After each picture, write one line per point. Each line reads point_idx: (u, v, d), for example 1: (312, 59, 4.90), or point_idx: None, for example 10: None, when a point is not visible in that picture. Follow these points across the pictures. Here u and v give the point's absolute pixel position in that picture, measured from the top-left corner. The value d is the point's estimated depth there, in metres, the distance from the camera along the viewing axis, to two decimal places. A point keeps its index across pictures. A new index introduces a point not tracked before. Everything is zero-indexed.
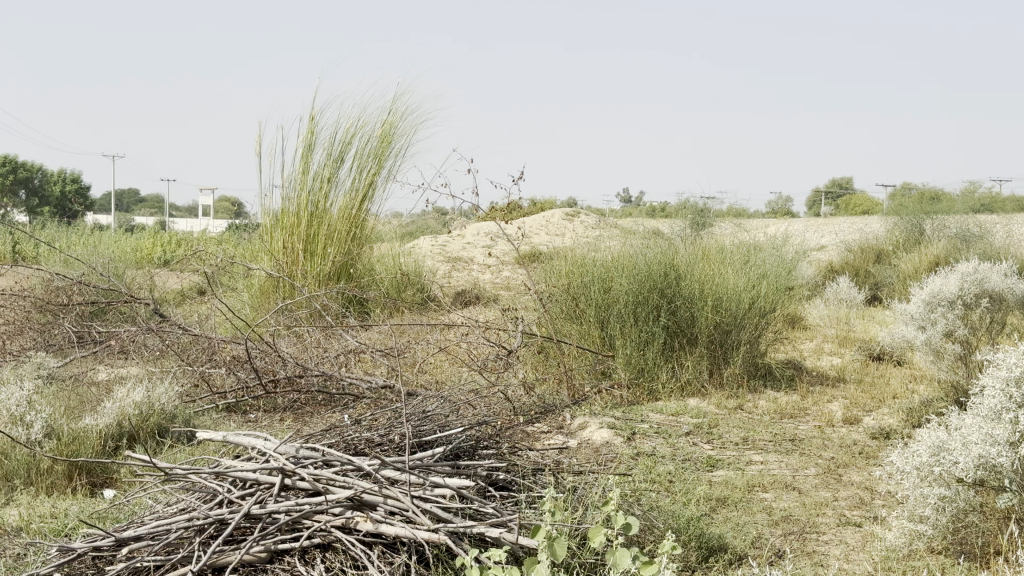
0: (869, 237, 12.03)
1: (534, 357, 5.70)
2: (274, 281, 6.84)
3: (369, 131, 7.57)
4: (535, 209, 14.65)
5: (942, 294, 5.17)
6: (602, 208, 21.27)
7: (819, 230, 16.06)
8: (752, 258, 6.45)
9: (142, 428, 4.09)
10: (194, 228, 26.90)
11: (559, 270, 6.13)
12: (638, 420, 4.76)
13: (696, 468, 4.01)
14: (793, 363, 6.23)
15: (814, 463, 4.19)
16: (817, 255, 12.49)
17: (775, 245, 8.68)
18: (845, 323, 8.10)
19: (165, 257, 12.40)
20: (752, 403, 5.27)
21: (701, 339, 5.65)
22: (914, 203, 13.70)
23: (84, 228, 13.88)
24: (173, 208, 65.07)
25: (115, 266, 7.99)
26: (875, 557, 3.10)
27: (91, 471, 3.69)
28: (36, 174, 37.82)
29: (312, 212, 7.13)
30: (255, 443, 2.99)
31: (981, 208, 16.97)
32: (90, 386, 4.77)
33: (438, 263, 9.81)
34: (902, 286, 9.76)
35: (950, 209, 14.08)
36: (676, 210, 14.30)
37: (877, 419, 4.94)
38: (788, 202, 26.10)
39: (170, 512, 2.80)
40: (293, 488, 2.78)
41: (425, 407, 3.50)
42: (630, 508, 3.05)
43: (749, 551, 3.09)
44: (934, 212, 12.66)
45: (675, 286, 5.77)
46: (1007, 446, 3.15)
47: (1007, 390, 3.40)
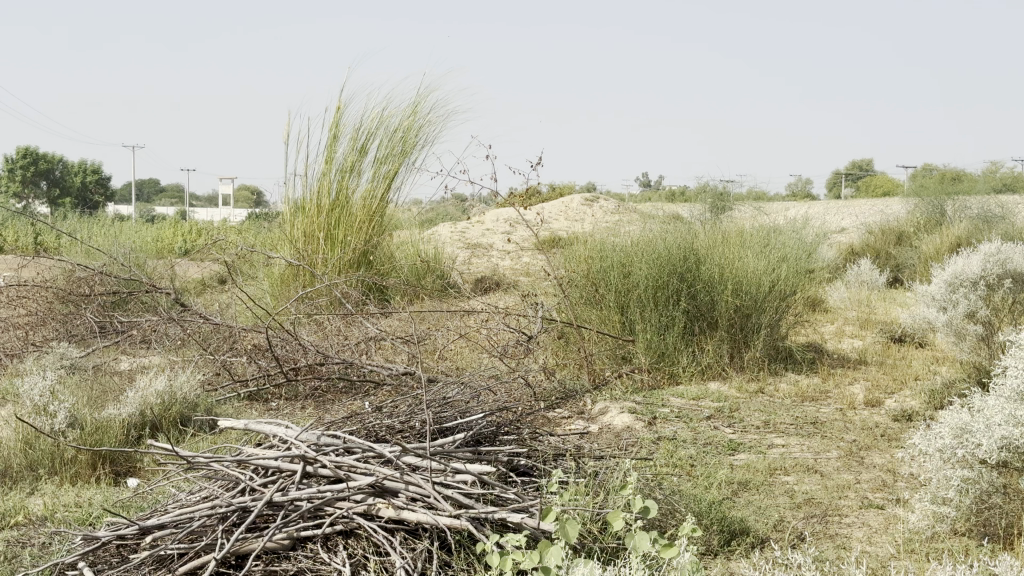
0: (894, 218, 11.92)
1: (554, 343, 5.69)
2: (294, 269, 6.91)
3: (394, 123, 7.60)
4: (554, 194, 14.64)
5: (964, 276, 5.24)
6: (623, 193, 21.23)
7: (841, 211, 15.96)
8: (773, 239, 6.39)
9: (164, 416, 4.16)
10: (215, 216, 27.16)
11: (579, 256, 6.11)
12: (659, 405, 4.75)
13: (717, 452, 4.00)
14: (814, 346, 6.19)
15: (836, 445, 4.16)
16: (839, 237, 12.41)
17: (795, 228, 8.64)
18: (866, 305, 8.04)
19: (186, 246, 12.52)
20: (774, 386, 5.24)
21: (722, 323, 5.62)
22: (937, 184, 13.59)
23: (108, 218, 14.00)
24: (211, 199, 65.84)
25: (140, 256, 8.07)
26: (898, 540, 3.08)
27: (114, 460, 3.75)
28: (54, 166, 38.56)
29: (332, 201, 7.16)
30: (277, 431, 3.03)
31: (1008, 187, 16.79)
32: (113, 375, 4.83)
33: (458, 249, 9.83)
34: (924, 267, 9.68)
35: (975, 189, 13.94)
36: (696, 193, 14.25)
37: (899, 402, 4.90)
38: (810, 185, 26.01)
39: (193, 500, 2.85)
40: (314, 476, 2.81)
41: (446, 393, 3.53)
42: (650, 492, 3.06)
43: (771, 534, 3.07)
44: (956, 192, 12.55)
45: (695, 270, 5.70)
46: None
47: None
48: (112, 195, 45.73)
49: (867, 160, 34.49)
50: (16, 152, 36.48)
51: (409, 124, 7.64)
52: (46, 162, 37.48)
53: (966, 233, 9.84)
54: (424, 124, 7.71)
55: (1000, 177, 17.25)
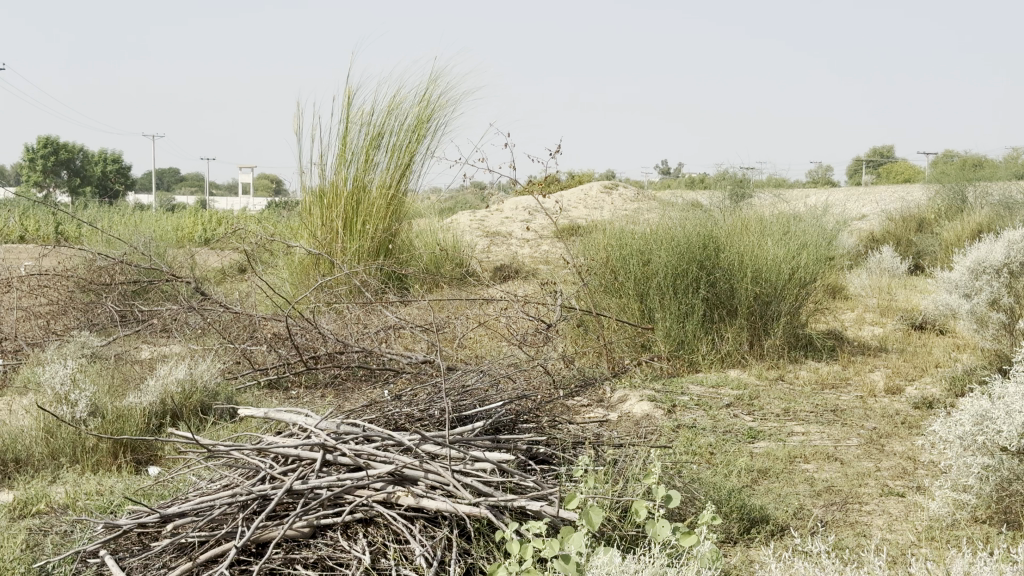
0: (913, 205, 11.87)
1: (573, 331, 5.69)
2: (313, 258, 6.93)
3: (407, 107, 7.59)
4: (572, 180, 14.61)
5: (987, 262, 5.19)
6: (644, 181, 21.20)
7: (860, 199, 15.92)
8: (792, 228, 6.38)
9: (185, 405, 4.18)
10: (234, 205, 27.30)
11: (598, 243, 6.11)
12: (678, 393, 4.75)
13: (737, 440, 3.99)
14: (834, 333, 6.18)
15: (856, 434, 4.14)
16: (859, 224, 12.36)
17: (814, 214, 8.58)
18: (886, 292, 8.02)
19: (206, 235, 12.57)
20: (793, 373, 5.23)
21: (742, 310, 5.61)
22: (957, 171, 13.53)
23: (128, 208, 14.08)
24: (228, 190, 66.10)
25: (159, 245, 8.09)
26: (919, 528, 3.08)
27: (135, 448, 3.77)
28: (78, 154, 38.85)
29: (349, 189, 7.15)
30: (297, 420, 3.04)
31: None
32: (134, 364, 4.85)
33: (477, 237, 9.84)
34: (944, 254, 9.64)
35: (996, 176, 13.87)
36: (715, 181, 14.21)
37: (920, 389, 4.88)
38: (829, 172, 25.94)
39: (213, 488, 2.86)
40: (334, 464, 2.82)
41: (465, 381, 3.54)
42: (670, 481, 3.06)
43: (791, 522, 3.07)
44: (977, 178, 12.47)
45: (714, 259, 5.69)
46: None
47: None
48: (133, 184, 45.93)
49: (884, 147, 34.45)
50: (35, 141, 36.70)
51: (422, 107, 7.63)
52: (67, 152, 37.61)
53: (987, 219, 9.79)
54: (436, 109, 7.69)
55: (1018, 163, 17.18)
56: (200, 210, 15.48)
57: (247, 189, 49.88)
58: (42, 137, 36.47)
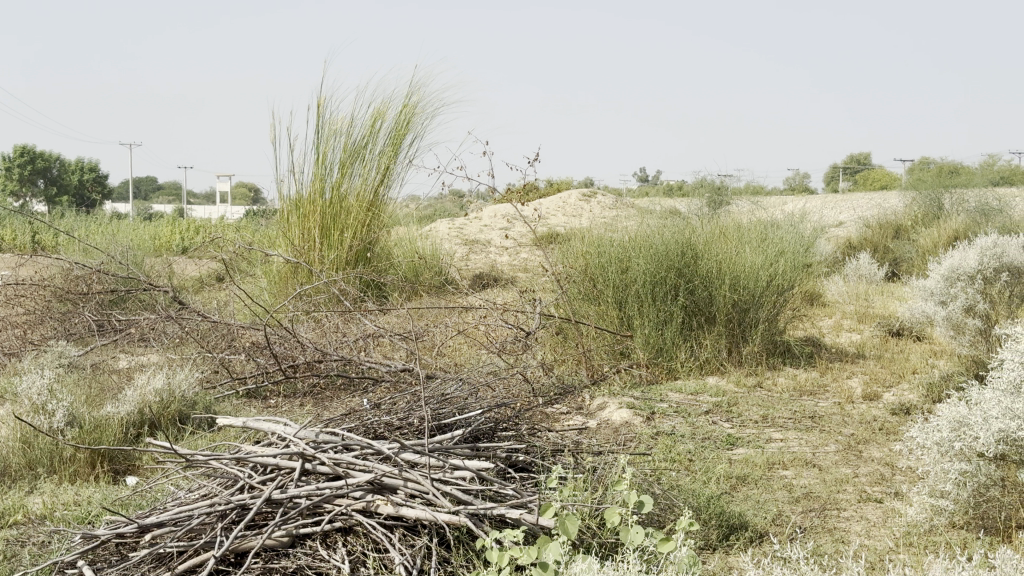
0: (889, 212, 11.92)
1: (552, 339, 5.69)
2: (291, 267, 6.92)
3: (383, 115, 7.58)
4: (551, 188, 14.62)
5: (962, 269, 5.24)
6: (622, 188, 21.23)
7: (836, 206, 15.97)
8: (770, 235, 6.39)
9: (163, 414, 4.16)
10: (212, 214, 27.23)
11: (576, 251, 6.12)
12: (657, 400, 4.75)
13: (716, 446, 4.00)
14: (812, 340, 6.20)
15: (833, 440, 4.16)
16: (836, 231, 12.41)
17: (792, 221, 8.61)
18: (864, 298, 8.05)
19: (183, 244, 12.53)
20: (772, 380, 5.24)
21: (720, 318, 5.62)
22: (933, 177, 13.59)
23: (105, 217, 14.02)
24: (205, 198, 65.95)
25: (137, 254, 8.07)
26: (897, 534, 3.08)
27: (113, 458, 3.75)
28: (54, 163, 38.69)
29: (325, 200, 7.13)
30: (276, 429, 3.03)
31: (1004, 180, 16.80)
32: (111, 374, 4.83)
33: (455, 245, 9.84)
34: (921, 261, 9.68)
35: (973, 182, 13.93)
36: (693, 188, 14.24)
37: (897, 395, 4.90)
38: (806, 179, 26.03)
39: (191, 498, 2.85)
40: (313, 473, 2.82)
41: (444, 390, 3.53)
42: (649, 488, 3.06)
43: (770, 529, 3.08)
44: (953, 185, 12.54)
45: (693, 266, 5.71)
46: None
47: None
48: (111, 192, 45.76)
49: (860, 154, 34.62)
50: (12, 151, 36.53)
51: (398, 115, 7.63)
52: (43, 161, 37.41)
53: (963, 226, 9.84)
54: (414, 119, 7.68)
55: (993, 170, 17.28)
56: (178, 219, 15.44)
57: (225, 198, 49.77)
58: (18, 146, 36.35)
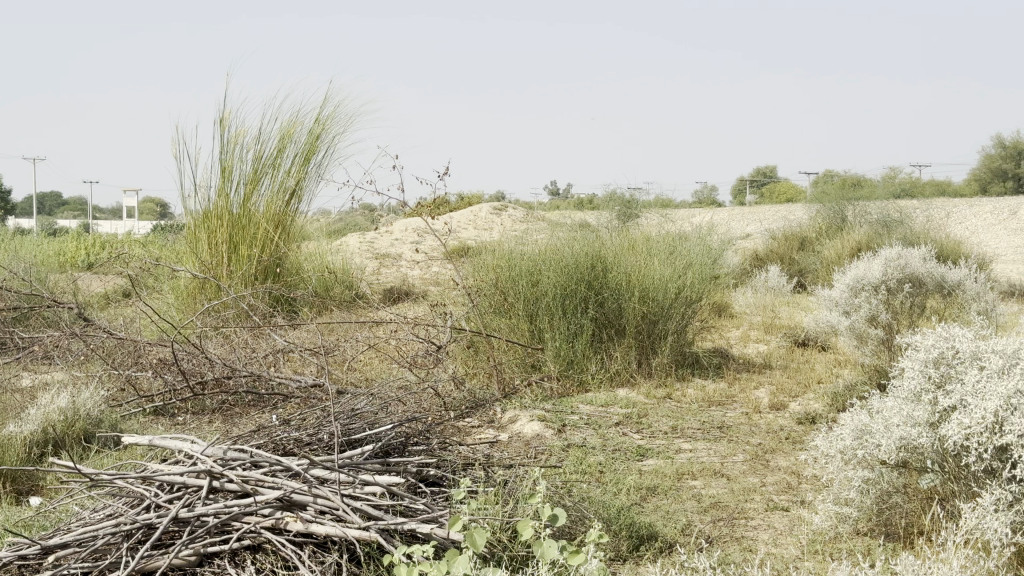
0: (794, 224, 12.10)
1: (463, 352, 5.67)
2: (198, 282, 6.85)
3: (291, 129, 7.53)
4: (461, 202, 14.65)
5: (865, 280, 5.33)
6: (533, 203, 21.35)
7: (745, 217, 16.15)
8: (677, 247, 6.45)
9: (66, 434, 4.08)
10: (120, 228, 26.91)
11: (485, 264, 6.13)
12: (567, 412, 4.77)
13: (627, 457, 4.02)
14: (720, 351, 6.27)
15: (741, 449, 4.20)
16: (744, 244, 12.56)
17: (699, 235, 8.67)
18: (770, 308, 8.17)
19: (88, 259, 12.33)
20: (680, 391, 5.29)
21: (629, 329, 5.66)
22: (835, 190, 13.81)
23: (9, 234, 13.72)
24: (108, 213, 65.18)
25: (41, 270, 7.93)
26: (802, 542, 3.11)
27: (14, 479, 3.68)
28: None
29: (231, 215, 7.07)
30: (182, 446, 2.98)
31: (904, 193, 17.11)
32: (14, 395, 4.73)
33: (365, 259, 9.79)
34: (825, 271, 9.84)
35: (875, 195, 14.23)
36: (603, 202, 14.35)
37: (802, 404, 4.97)
38: (714, 193, 26.37)
39: (96, 518, 2.80)
40: (221, 491, 2.78)
41: (354, 405, 3.51)
42: (560, 501, 3.06)
43: (678, 539, 3.10)
44: (855, 197, 12.74)
45: (601, 278, 5.76)
46: (928, 427, 3.15)
47: (927, 371, 3.39)
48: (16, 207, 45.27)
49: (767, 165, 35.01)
50: None
51: (306, 129, 7.58)
52: None
53: (866, 237, 10.03)
54: (323, 133, 7.65)
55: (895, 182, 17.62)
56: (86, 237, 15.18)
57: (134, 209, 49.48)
58: None
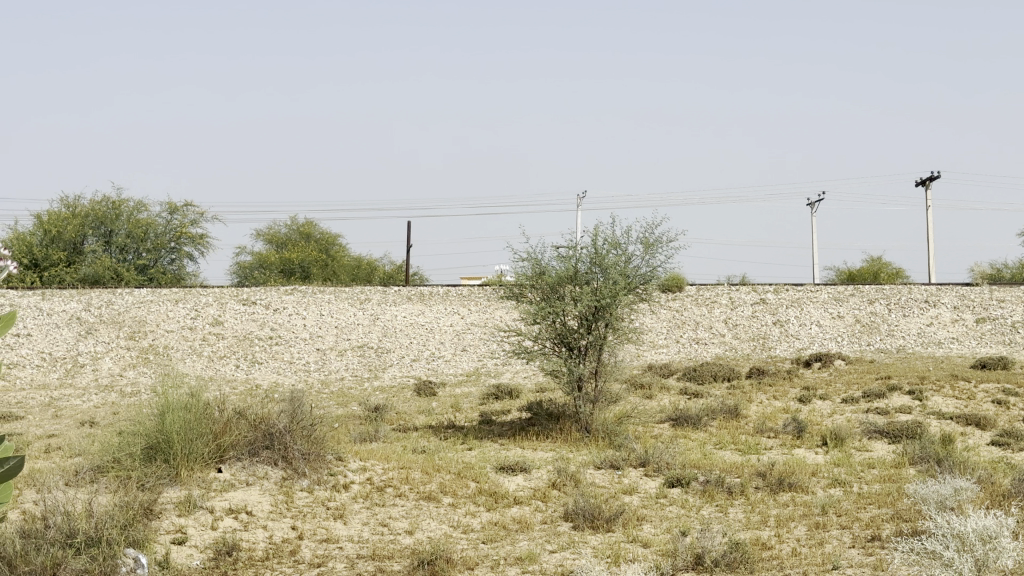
0: (696, 570, 11.97)
1: None
2: None
3: None
4: (412, 519, 14.65)
5: None
6: (540, 439, 21.50)
7: (715, 503, 15.99)
8: None
9: None
10: (148, 390, 27.87)
11: None
12: None
13: None
14: None
15: None
16: (648, 563, 12.48)
17: None
18: None
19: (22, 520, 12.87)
20: None
21: None
22: (773, 540, 13.54)
23: None
24: (247, 238, 68.51)
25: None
26: None
27: None
28: (96, 274, 42.10)
29: None
30: None
31: (878, 491, 16.67)
32: None
33: None
34: None
35: (821, 534, 13.82)
36: (549, 529, 14.35)
37: None
38: (747, 403, 26.06)
39: None
40: None
41: None
42: None
43: None
44: (767, 556, 12.60)
45: None
46: None
47: None
48: (163, 252, 48.49)
49: (835, 334, 34.44)
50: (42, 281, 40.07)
51: None
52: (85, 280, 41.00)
53: None
54: None
55: (884, 487, 16.95)
56: (80, 467, 15.72)
57: (257, 277, 52.09)
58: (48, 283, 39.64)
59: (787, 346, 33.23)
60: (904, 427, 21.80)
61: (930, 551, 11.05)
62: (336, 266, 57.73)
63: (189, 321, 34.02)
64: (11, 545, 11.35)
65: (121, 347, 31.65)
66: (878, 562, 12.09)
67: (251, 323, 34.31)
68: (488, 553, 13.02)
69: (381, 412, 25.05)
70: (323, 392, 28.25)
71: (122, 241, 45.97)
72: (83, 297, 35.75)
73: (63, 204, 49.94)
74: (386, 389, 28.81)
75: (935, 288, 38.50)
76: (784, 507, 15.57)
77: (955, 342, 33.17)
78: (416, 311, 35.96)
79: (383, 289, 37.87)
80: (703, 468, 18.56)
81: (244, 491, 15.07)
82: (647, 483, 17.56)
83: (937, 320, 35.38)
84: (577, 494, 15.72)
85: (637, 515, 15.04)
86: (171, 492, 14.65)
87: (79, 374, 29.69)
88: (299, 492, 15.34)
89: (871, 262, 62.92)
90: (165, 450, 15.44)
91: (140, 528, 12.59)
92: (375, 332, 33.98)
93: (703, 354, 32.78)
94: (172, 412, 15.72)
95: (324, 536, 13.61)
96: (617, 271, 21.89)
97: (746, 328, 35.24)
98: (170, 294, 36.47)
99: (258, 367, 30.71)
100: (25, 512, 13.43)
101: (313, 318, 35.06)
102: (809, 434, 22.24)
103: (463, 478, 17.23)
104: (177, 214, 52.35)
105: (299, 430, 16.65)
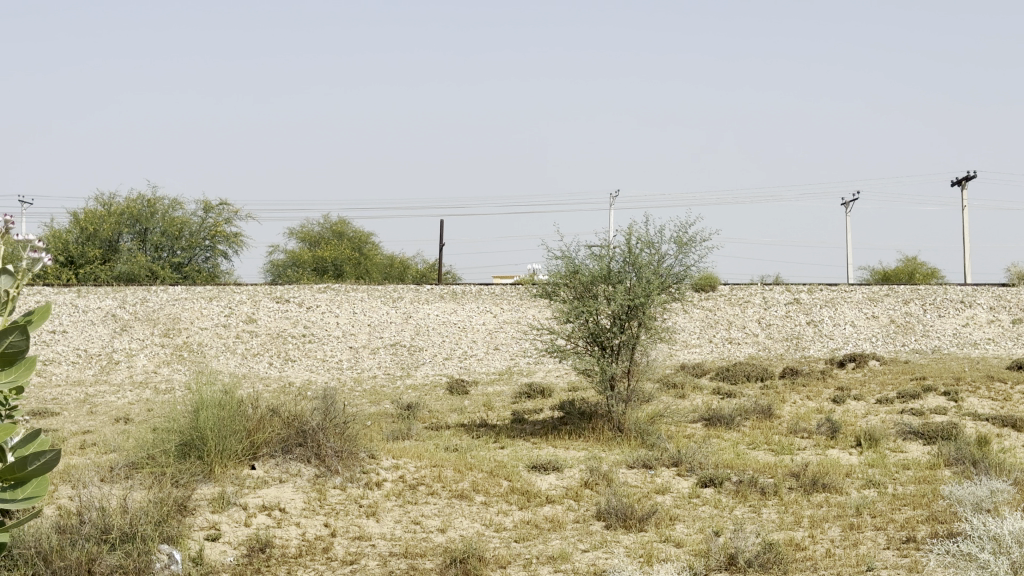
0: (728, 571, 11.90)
1: None
2: None
3: None
4: (444, 518, 14.64)
5: None
6: (572, 437, 21.48)
7: (747, 503, 15.91)
8: None
9: None
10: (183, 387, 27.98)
11: None
12: None
13: None
14: None
15: None
16: (679, 563, 12.41)
17: None
18: None
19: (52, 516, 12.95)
20: None
21: None
22: (806, 541, 13.44)
23: None
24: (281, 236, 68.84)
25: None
26: None
27: None
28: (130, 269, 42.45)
29: None
30: None
31: (910, 492, 16.54)
32: None
33: None
34: None
35: (854, 535, 13.74)
36: (581, 527, 14.34)
37: None
38: (780, 402, 25.91)
39: None
40: None
41: None
42: None
43: None
44: (799, 557, 12.50)
45: None
46: None
47: None
48: (198, 251, 48.79)
49: (868, 334, 34.19)
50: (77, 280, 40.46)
51: None
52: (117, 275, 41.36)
53: None
54: None
55: (919, 488, 16.84)
56: (113, 463, 15.83)
57: (289, 275, 52.24)
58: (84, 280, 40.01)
59: (820, 347, 33.05)
60: (939, 428, 21.62)
61: (966, 554, 10.94)
62: (369, 264, 57.87)
63: (223, 318, 34.18)
64: (47, 540, 11.39)
65: (155, 344, 31.86)
66: (913, 564, 11.98)
67: (284, 321, 34.44)
68: (520, 551, 13.02)
69: (413, 410, 25.09)
70: (356, 390, 28.34)
71: (157, 239, 46.30)
72: (119, 295, 36.00)
73: (98, 203, 50.38)
74: (418, 387, 28.84)
75: (972, 289, 38.16)
76: (818, 508, 15.49)
77: (991, 343, 32.88)
78: (449, 309, 35.98)
79: (416, 288, 37.93)
80: (736, 468, 18.49)
81: (277, 488, 15.11)
82: (679, 483, 17.51)
83: (973, 321, 35.06)
84: (610, 494, 15.69)
85: (669, 514, 14.99)
86: (205, 487, 14.72)
87: (114, 371, 29.92)
88: (331, 489, 15.39)
89: (906, 262, 62.33)
90: (199, 447, 15.54)
91: (174, 524, 12.66)
92: (408, 331, 34.04)
93: (736, 354, 32.64)
94: (206, 409, 15.81)
95: (357, 533, 13.64)
96: (651, 271, 21.81)
97: (780, 328, 35.07)
98: (204, 292, 36.67)
99: (291, 365, 30.83)
100: (60, 507, 13.53)
101: (346, 315, 35.13)
102: (843, 434, 22.07)
103: (496, 477, 17.23)
104: (212, 213, 52.59)
105: (332, 428, 16.69)
